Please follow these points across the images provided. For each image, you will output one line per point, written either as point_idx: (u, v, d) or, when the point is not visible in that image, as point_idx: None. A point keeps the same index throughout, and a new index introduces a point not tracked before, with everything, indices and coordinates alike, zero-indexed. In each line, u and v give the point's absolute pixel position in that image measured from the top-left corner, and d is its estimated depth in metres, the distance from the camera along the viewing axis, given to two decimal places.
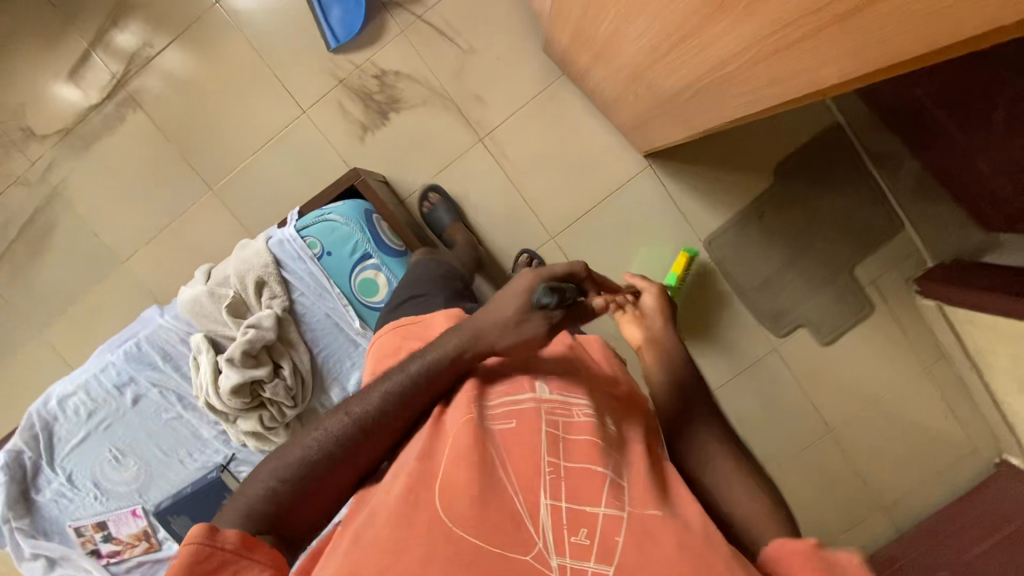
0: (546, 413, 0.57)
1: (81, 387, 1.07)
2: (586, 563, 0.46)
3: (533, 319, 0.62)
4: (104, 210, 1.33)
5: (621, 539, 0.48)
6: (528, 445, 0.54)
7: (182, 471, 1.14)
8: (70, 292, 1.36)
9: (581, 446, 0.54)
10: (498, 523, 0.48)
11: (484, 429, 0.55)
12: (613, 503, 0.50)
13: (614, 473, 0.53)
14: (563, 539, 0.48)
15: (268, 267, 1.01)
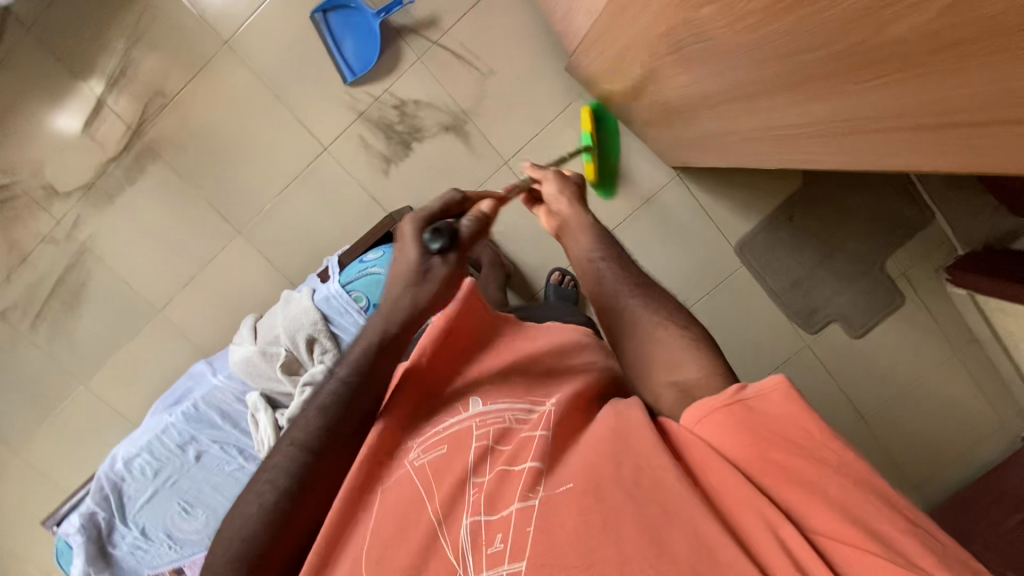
0: (473, 428, 0.64)
1: (146, 447, 1.12)
2: (501, 566, 0.51)
3: (434, 268, 0.69)
4: (135, 261, 1.33)
5: (531, 531, 0.52)
6: (456, 463, 0.61)
7: None
8: (110, 344, 1.38)
9: (505, 455, 0.61)
10: (423, 545, 0.55)
11: (413, 465, 0.62)
12: (526, 494, 0.56)
13: (531, 460, 0.59)
14: (483, 553, 0.52)
15: (317, 324, 1.02)
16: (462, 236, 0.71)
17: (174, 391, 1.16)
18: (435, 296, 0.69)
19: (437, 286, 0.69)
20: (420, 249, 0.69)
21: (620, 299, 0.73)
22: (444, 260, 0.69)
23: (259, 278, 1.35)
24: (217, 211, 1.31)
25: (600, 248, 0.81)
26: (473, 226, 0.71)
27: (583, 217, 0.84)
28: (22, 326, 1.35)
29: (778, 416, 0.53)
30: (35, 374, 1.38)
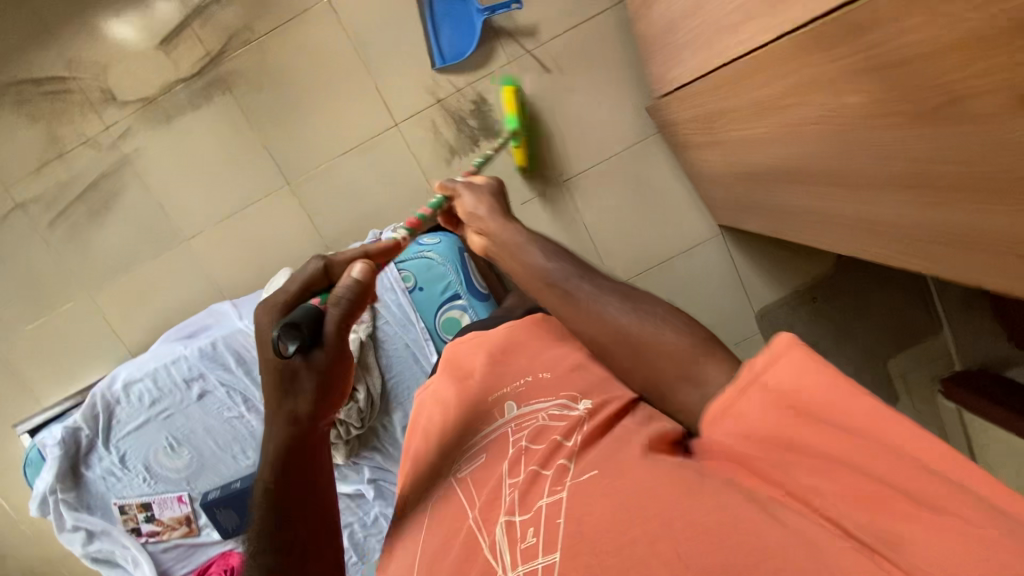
0: (511, 432, 0.61)
1: (150, 374, 1.07)
2: (535, 562, 0.46)
3: (305, 374, 0.57)
4: (173, 186, 1.30)
5: (561, 522, 0.48)
6: (492, 468, 0.58)
7: (232, 466, 1.14)
8: (125, 261, 1.34)
9: (535, 453, 0.56)
10: (466, 550, 0.51)
11: (458, 479, 0.60)
12: (555, 490, 0.52)
13: (563, 458, 0.55)
14: (516, 548, 0.48)
15: None
16: (329, 326, 0.57)
17: (191, 323, 1.13)
18: (318, 401, 0.58)
19: (310, 384, 0.57)
20: (279, 359, 0.56)
21: (573, 286, 0.69)
22: (311, 365, 0.56)
23: (294, 231, 1.33)
24: (272, 156, 1.29)
25: (555, 260, 0.73)
26: (340, 309, 0.56)
27: (512, 231, 0.78)
28: (40, 222, 1.30)
29: (797, 385, 0.48)
30: (39, 274, 1.33)
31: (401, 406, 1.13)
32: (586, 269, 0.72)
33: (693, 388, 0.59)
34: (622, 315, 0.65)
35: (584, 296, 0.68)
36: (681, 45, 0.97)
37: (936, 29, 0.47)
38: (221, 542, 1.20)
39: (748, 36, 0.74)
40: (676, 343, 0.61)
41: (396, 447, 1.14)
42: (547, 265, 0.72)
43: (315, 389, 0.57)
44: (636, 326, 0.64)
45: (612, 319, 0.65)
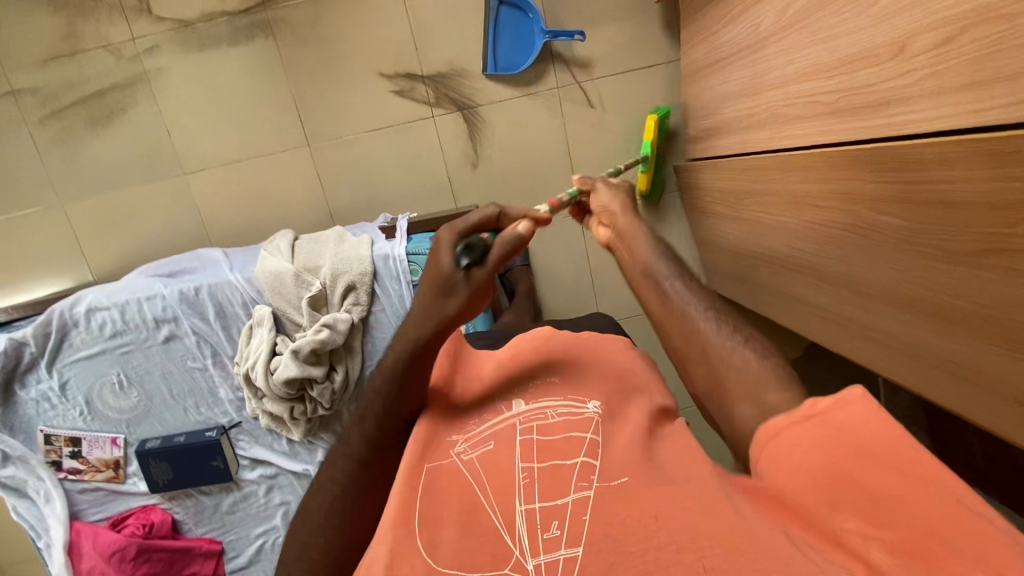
0: (521, 424, 0.57)
1: (118, 305, 1.00)
2: (557, 553, 0.44)
3: (463, 286, 0.60)
4: (187, 116, 1.24)
5: (587, 518, 0.46)
6: (504, 456, 0.54)
7: (181, 418, 1.08)
8: (113, 179, 1.26)
9: (551, 446, 0.54)
10: (484, 536, 0.47)
11: (460, 459, 0.54)
12: (581, 485, 0.50)
13: (585, 457, 0.53)
14: (537, 538, 0.46)
15: (364, 276, 0.99)
16: (493, 253, 0.61)
17: (174, 262, 1.07)
18: (466, 308, 0.60)
19: (465, 295, 0.59)
20: (444, 271, 0.60)
21: (687, 309, 0.63)
22: (471, 279, 0.59)
23: (300, 193, 1.28)
24: (298, 114, 1.25)
25: (667, 265, 0.69)
26: (505, 247, 0.60)
27: (641, 226, 0.76)
28: (31, 116, 1.22)
29: (859, 428, 0.42)
30: (15, 169, 1.24)
31: None
32: (689, 278, 0.68)
33: (751, 405, 0.52)
34: (705, 318, 0.62)
35: (681, 304, 0.64)
36: (728, 118, 1.01)
37: (994, 185, 0.51)
38: (146, 495, 1.13)
39: (803, 133, 0.79)
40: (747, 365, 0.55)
41: None
42: (653, 261, 0.70)
43: (469, 298, 0.59)
44: (700, 321, 0.62)
45: (700, 328, 0.61)
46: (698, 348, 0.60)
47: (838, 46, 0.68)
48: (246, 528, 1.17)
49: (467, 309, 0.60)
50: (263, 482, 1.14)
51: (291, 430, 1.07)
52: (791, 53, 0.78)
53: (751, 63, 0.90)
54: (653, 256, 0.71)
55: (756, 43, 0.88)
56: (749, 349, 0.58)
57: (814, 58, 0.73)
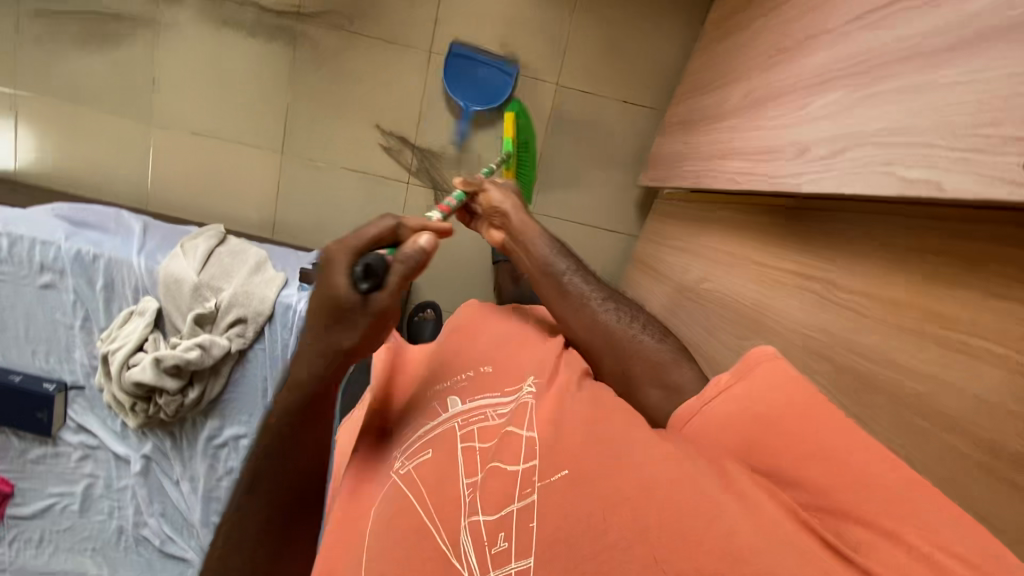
0: (461, 425, 0.54)
1: (11, 236, 0.98)
2: (507, 568, 0.42)
3: (357, 315, 0.52)
4: (178, 74, 1.23)
5: (535, 526, 0.42)
6: (447, 465, 0.50)
7: (25, 359, 1.06)
8: (79, 95, 1.24)
9: (489, 450, 0.50)
10: (427, 558, 0.44)
11: (398, 475, 0.52)
12: (525, 492, 0.45)
13: (524, 459, 0.47)
14: (483, 556, 0.43)
15: (258, 316, 1.01)
16: (391, 276, 0.53)
17: (89, 212, 1.06)
18: (363, 340, 0.53)
19: (363, 325, 0.52)
20: (335, 295, 0.51)
21: (590, 304, 0.72)
22: (367, 308, 0.51)
23: (253, 191, 1.29)
24: (285, 123, 1.26)
25: (562, 258, 0.78)
26: (410, 263, 0.53)
27: (533, 230, 0.81)
28: (26, 4, 1.19)
29: (774, 389, 0.48)
30: None
31: (222, 416, 1.09)
32: (582, 270, 0.78)
33: (658, 389, 0.63)
34: (611, 313, 0.71)
35: (580, 294, 0.73)
36: None
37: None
38: None
39: None
40: (654, 350, 0.66)
41: (190, 447, 1.12)
42: (552, 258, 0.78)
43: (366, 327, 0.52)
44: (616, 325, 0.69)
45: (602, 320, 0.70)
46: (618, 354, 0.67)
47: (717, 350, 0.77)
48: (44, 482, 1.15)
49: (367, 338, 0.53)
50: (81, 449, 1.12)
51: (129, 417, 1.08)
52: (692, 321, 0.87)
53: (669, 298, 0.98)
54: (550, 253, 0.78)
55: (678, 285, 0.96)
56: (652, 337, 0.69)
57: (701, 342, 0.82)
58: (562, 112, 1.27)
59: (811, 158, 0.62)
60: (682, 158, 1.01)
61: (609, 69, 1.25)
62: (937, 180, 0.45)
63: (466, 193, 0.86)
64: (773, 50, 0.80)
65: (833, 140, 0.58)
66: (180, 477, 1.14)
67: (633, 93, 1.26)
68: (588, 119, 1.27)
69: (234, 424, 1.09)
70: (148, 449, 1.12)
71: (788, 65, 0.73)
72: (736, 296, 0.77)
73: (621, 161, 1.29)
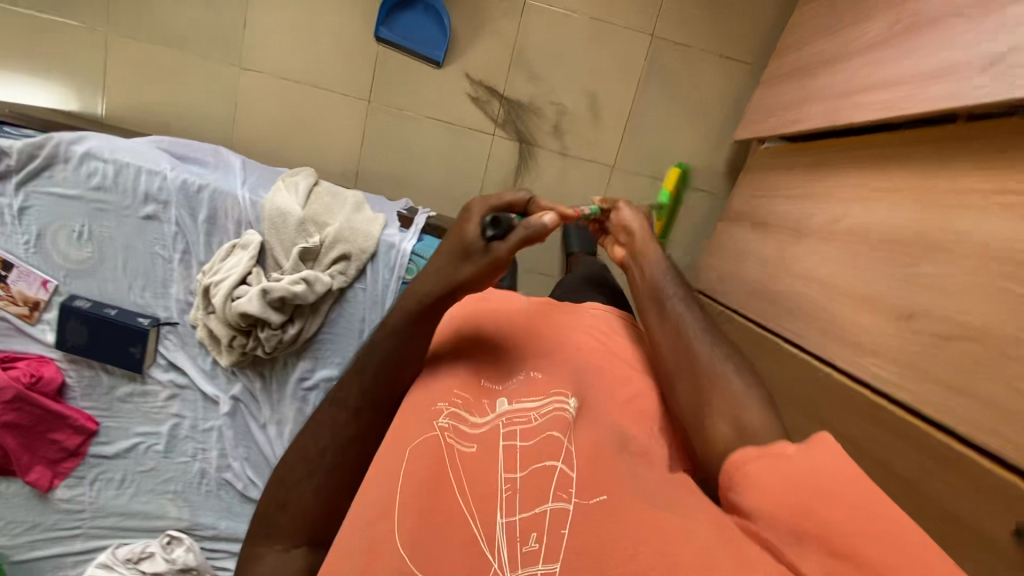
0: (503, 425, 0.51)
1: (116, 164, 0.97)
2: (533, 568, 0.42)
3: (479, 254, 0.56)
4: (269, 17, 1.22)
5: (567, 533, 0.44)
6: (490, 462, 0.48)
7: (121, 294, 1.05)
8: (168, 36, 1.23)
9: (529, 452, 0.49)
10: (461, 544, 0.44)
11: (440, 430, 0.50)
12: (559, 497, 0.46)
13: (563, 463, 0.48)
14: (515, 549, 0.43)
15: (362, 253, 1.00)
16: (516, 233, 0.56)
17: (189, 147, 1.05)
18: (478, 279, 0.56)
19: (480, 264, 0.56)
20: (465, 237, 0.57)
21: (668, 309, 0.58)
22: (488, 250, 0.56)
23: (336, 139, 1.28)
24: (374, 70, 1.24)
25: (672, 282, 0.61)
26: (527, 231, 0.56)
27: (653, 250, 0.65)
28: None
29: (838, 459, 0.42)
30: None
31: (314, 357, 1.08)
32: (693, 296, 0.60)
33: (728, 424, 0.48)
34: (708, 343, 0.54)
35: (685, 322, 0.57)
36: (743, 276, 1.07)
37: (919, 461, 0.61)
38: (48, 347, 1.09)
39: (803, 332, 0.84)
40: (753, 407, 0.48)
41: (279, 389, 1.10)
42: (659, 275, 0.62)
43: (483, 266, 0.56)
44: (708, 356, 0.53)
45: (692, 352, 0.54)
46: (699, 383, 0.52)
47: (868, 284, 0.74)
48: (129, 421, 1.14)
49: (477, 274, 0.56)
50: (169, 388, 1.11)
51: (221, 354, 1.06)
52: (823, 260, 0.84)
53: (786, 245, 0.96)
54: (659, 271, 0.62)
55: (799, 230, 0.94)
56: (753, 395, 0.50)
57: (839, 277, 0.80)
58: (657, 66, 1.24)
59: (1010, 68, 0.60)
60: (804, 103, 1.00)
61: (707, 21, 1.22)
62: None
63: (599, 209, 0.75)
64: None
65: None
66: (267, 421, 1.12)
67: (732, 48, 1.23)
68: (682, 74, 1.25)
69: (324, 365, 1.08)
70: (237, 390, 1.10)
71: None
72: (885, 225, 0.74)
73: (714, 119, 1.27)
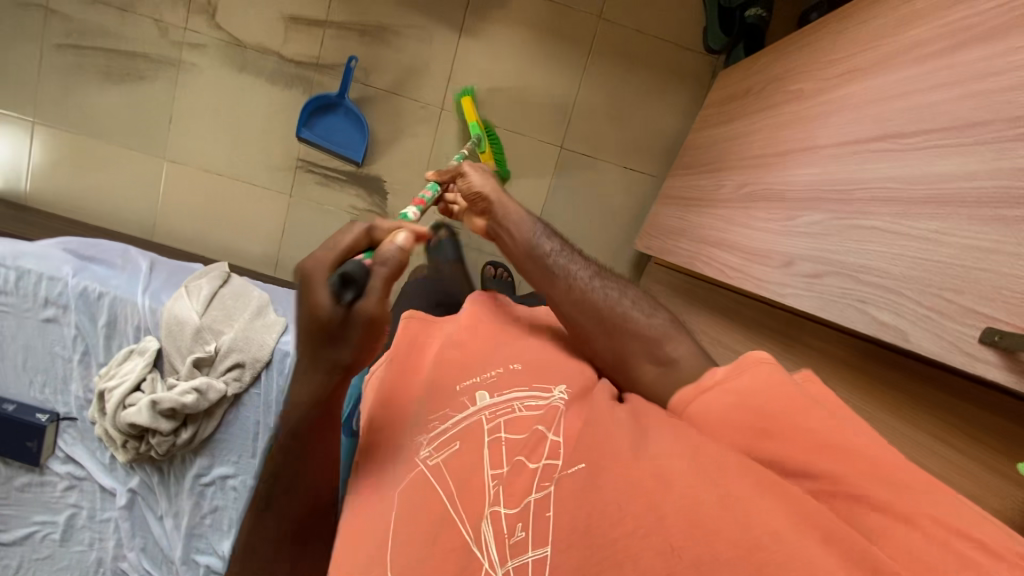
0: (486, 419, 0.53)
1: (18, 270, 1.01)
2: (524, 557, 0.43)
3: (353, 324, 0.46)
4: (194, 113, 1.27)
5: (552, 516, 0.44)
6: (469, 461, 0.50)
7: (23, 388, 1.07)
8: (96, 128, 1.27)
9: (516, 446, 0.50)
10: (448, 548, 0.45)
11: (426, 465, 0.50)
12: (542, 485, 0.47)
13: (547, 458, 0.49)
14: (505, 543, 0.44)
15: (256, 362, 1.03)
16: (374, 278, 0.48)
17: (98, 247, 1.09)
18: (361, 350, 0.48)
19: (354, 336, 0.46)
20: (315, 321, 0.45)
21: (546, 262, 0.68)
22: (355, 317, 0.45)
23: (258, 228, 1.33)
24: (293, 166, 1.30)
25: (548, 238, 0.71)
26: (391, 267, 0.49)
27: (510, 208, 0.75)
28: (52, 39, 1.24)
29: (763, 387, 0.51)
30: (10, 74, 1.25)
31: (212, 454, 1.10)
32: (572, 250, 0.70)
33: (653, 364, 0.60)
34: (600, 292, 0.65)
35: (568, 281, 0.66)
36: None
37: None
38: None
39: None
40: (646, 324, 0.62)
41: (177, 483, 1.12)
42: (535, 239, 0.70)
43: (360, 338, 0.46)
44: (607, 304, 0.64)
45: (590, 299, 0.64)
46: (612, 331, 0.62)
47: None
48: (27, 509, 1.15)
49: (353, 359, 0.48)
50: (67, 479, 1.13)
51: (117, 451, 1.08)
52: None
53: None
54: (536, 233, 0.71)
55: None
56: (645, 313, 0.63)
57: None
58: (564, 173, 1.32)
59: (796, 272, 0.67)
60: (680, 235, 1.06)
61: (607, 135, 1.31)
62: (904, 330, 0.51)
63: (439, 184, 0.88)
64: (769, 151, 0.85)
65: (815, 262, 0.63)
66: (163, 512, 1.14)
67: (633, 159, 1.32)
68: (587, 181, 1.33)
69: (221, 463, 1.11)
70: (134, 483, 1.12)
71: (782, 171, 0.79)
72: None
73: (621, 224, 1.35)
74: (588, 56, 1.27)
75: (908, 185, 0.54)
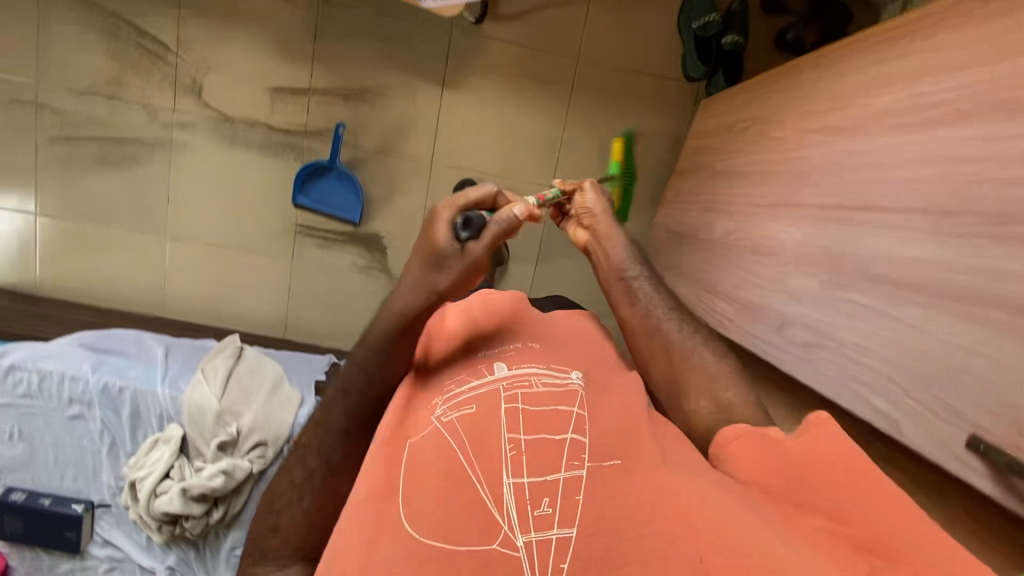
0: (508, 388, 0.52)
1: (40, 372, 1.04)
2: (551, 532, 0.41)
3: (458, 259, 0.59)
4: (190, 190, 1.29)
5: (581, 499, 0.43)
6: (492, 426, 0.49)
7: (56, 482, 1.11)
8: (97, 213, 1.30)
9: (541, 418, 0.50)
10: (461, 505, 0.43)
11: (440, 423, 0.49)
12: (572, 465, 0.46)
13: (574, 432, 0.49)
14: (527, 515, 0.42)
15: (277, 439, 1.06)
16: (487, 233, 0.59)
17: (114, 338, 1.13)
18: (457, 283, 0.60)
19: (458, 271, 0.59)
20: (440, 245, 0.59)
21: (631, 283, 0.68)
22: (465, 254, 0.59)
23: (265, 294, 1.36)
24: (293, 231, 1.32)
25: (638, 265, 0.71)
26: (500, 228, 0.59)
27: (617, 232, 0.73)
28: (45, 132, 1.26)
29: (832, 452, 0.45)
30: (8, 170, 1.27)
31: (243, 527, 1.13)
32: (657, 279, 0.70)
33: (708, 402, 0.57)
34: (675, 324, 0.64)
35: (646, 310, 0.65)
36: None
37: None
38: None
39: None
40: (711, 363, 0.60)
41: (213, 557, 1.15)
42: (628, 266, 0.70)
43: (461, 271, 0.59)
44: (680, 338, 0.63)
45: (664, 329, 0.64)
46: (674, 359, 0.61)
47: None
48: None
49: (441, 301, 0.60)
50: (107, 562, 1.16)
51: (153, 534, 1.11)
52: None
53: None
54: (626, 261, 0.71)
55: None
56: (713, 354, 0.62)
57: None
58: None
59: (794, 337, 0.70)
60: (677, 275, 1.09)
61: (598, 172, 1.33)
62: (896, 420, 0.56)
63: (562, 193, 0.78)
64: (756, 198, 0.87)
65: (809, 333, 0.68)
66: None
67: None
68: None
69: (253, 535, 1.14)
70: (172, 560, 1.16)
71: (770, 224, 0.81)
72: None
73: None
74: (572, 96, 1.29)
75: (892, 271, 0.58)
